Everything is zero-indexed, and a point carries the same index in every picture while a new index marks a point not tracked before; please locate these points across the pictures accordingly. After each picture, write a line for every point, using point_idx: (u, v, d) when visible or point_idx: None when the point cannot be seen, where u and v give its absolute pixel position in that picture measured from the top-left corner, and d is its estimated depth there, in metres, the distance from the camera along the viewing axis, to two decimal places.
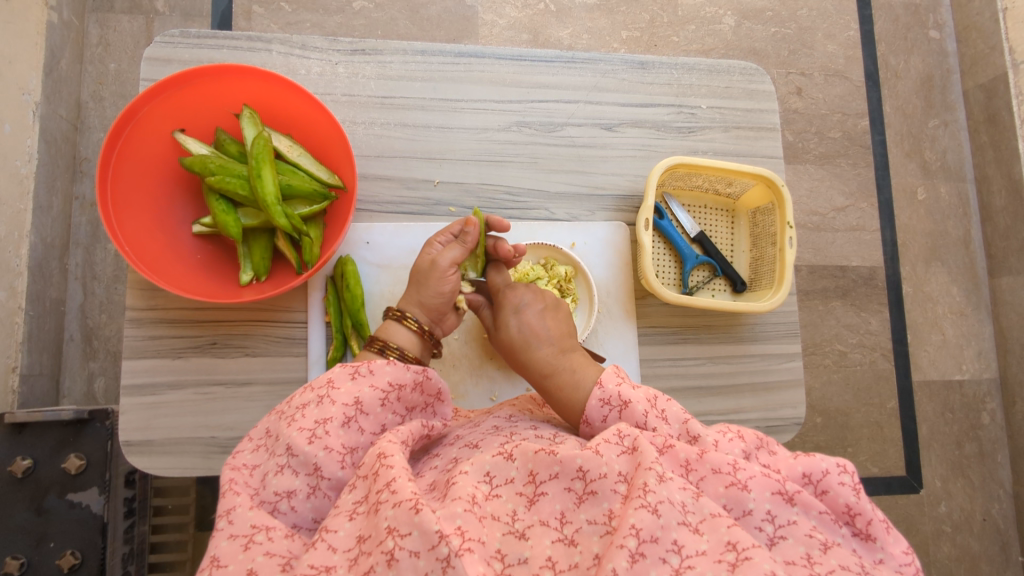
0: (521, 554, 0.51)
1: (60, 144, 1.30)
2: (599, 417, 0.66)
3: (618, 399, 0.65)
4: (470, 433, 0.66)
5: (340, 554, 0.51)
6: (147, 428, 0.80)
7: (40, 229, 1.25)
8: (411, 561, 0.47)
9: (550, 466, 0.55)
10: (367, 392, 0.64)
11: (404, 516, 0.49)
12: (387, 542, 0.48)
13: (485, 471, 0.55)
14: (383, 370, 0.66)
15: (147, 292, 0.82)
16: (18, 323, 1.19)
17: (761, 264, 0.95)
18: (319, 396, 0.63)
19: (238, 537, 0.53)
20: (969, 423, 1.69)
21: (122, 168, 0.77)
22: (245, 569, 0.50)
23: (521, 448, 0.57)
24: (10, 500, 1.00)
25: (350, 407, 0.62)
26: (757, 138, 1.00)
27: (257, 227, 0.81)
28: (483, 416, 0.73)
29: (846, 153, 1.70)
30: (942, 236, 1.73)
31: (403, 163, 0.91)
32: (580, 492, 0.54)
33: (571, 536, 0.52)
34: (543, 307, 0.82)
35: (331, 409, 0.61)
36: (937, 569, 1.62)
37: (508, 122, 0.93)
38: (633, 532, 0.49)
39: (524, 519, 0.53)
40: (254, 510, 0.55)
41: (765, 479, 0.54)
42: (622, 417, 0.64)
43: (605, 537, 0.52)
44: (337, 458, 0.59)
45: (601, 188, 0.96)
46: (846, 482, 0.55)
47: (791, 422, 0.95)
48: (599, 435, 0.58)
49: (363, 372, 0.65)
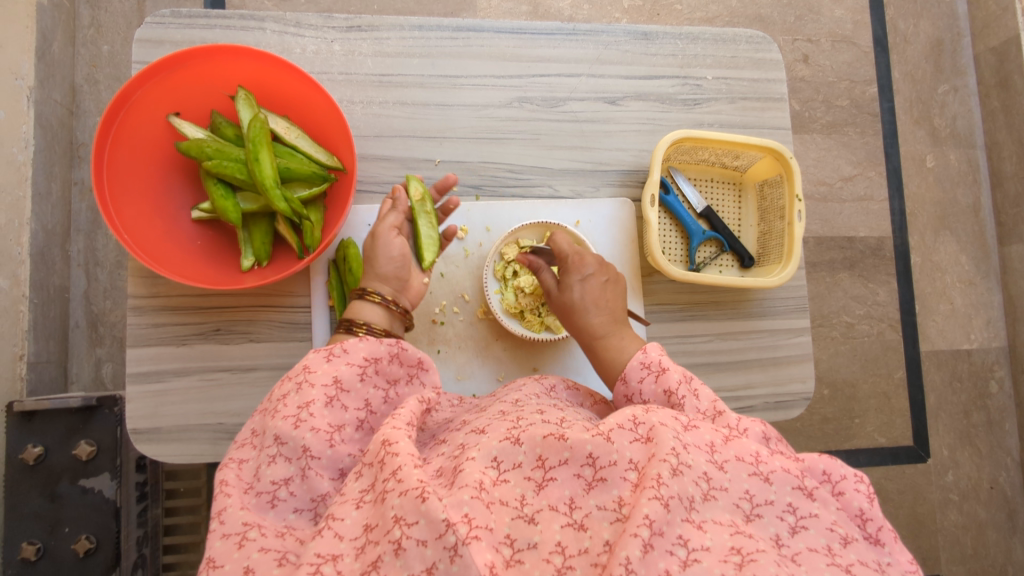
0: (530, 539, 0.50)
1: (56, 129, 1.29)
2: (637, 378, 0.68)
3: (657, 365, 0.67)
4: (475, 419, 0.65)
5: (347, 542, 0.50)
6: (154, 416, 0.80)
7: (40, 216, 1.24)
8: (419, 550, 0.47)
9: (560, 452, 0.55)
10: (344, 369, 0.63)
11: (411, 505, 0.49)
12: (394, 532, 0.48)
13: (491, 456, 0.55)
14: (356, 347, 0.64)
15: (149, 280, 0.81)
16: (23, 311, 1.19)
17: (769, 239, 0.94)
18: (296, 383, 0.61)
19: (231, 536, 0.52)
20: (977, 392, 1.68)
21: (117, 155, 0.75)
22: (242, 568, 0.50)
23: (529, 434, 0.56)
24: (23, 487, 1.01)
25: (330, 387, 0.61)
26: (764, 109, 0.98)
27: (257, 212, 0.80)
28: (489, 402, 0.70)
29: (854, 121, 1.67)
30: (951, 204, 1.70)
31: (403, 142, 0.89)
32: (589, 479, 0.54)
33: (580, 520, 0.52)
34: (605, 279, 0.80)
35: (311, 392, 0.60)
36: (944, 537, 1.63)
37: (509, 98, 0.91)
38: (645, 523, 0.48)
39: (532, 504, 0.53)
40: (245, 510, 0.55)
41: (786, 474, 0.53)
42: (658, 382, 0.66)
43: (615, 524, 0.51)
44: (326, 437, 0.58)
45: (605, 164, 0.94)
46: (861, 489, 0.54)
47: (800, 398, 0.94)
48: (609, 421, 0.57)
49: (336, 352, 0.64)
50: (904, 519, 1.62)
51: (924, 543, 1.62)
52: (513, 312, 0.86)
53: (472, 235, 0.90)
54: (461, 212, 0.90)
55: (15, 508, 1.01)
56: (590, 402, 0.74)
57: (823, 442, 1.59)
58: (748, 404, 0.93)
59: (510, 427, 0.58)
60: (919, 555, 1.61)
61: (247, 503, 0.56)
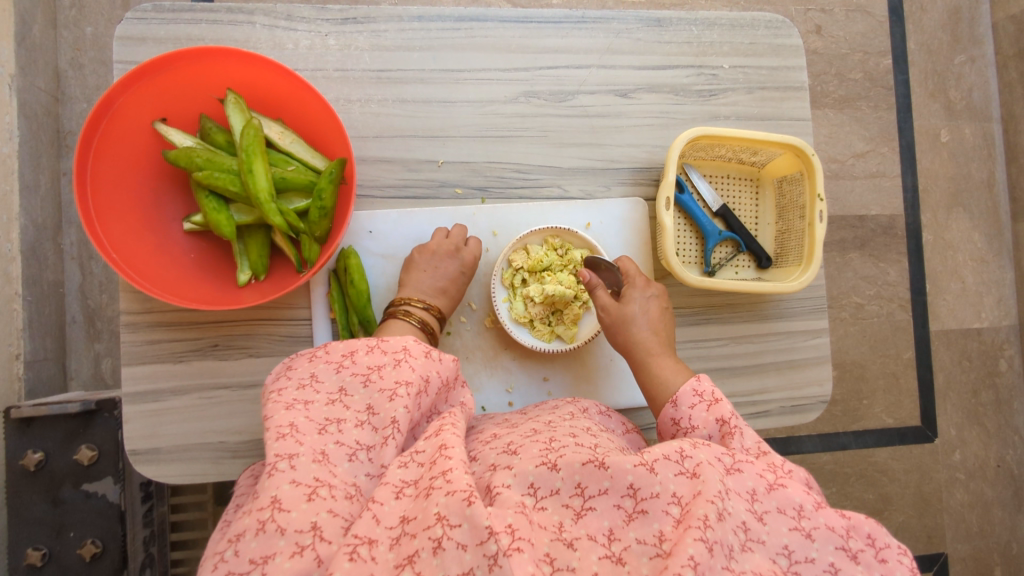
0: (569, 562, 0.48)
1: (40, 118, 1.23)
2: (688, 404, 0.67)
3: (710, 394, 0.67)
4: (507, 435, 0.63)
5: (382, 529, 0.50)
6: (153, 435, 0.77)
7: (29, 210, 1.20)
8: (458, 553, 0.46)
9: (600, 481, 0.52)
10: (435, 372, 0.64)
11: (456, 506, 0.47)
12: (435, 530, 0.47)
13: (528, 484, 0.52)
14: (447, 362, 0.65)
15: (142, 295, 0.78)
16: (17, 309, 1.15)
17: (788, 238, 0.90)
18: (395, 359, 0.62)
19: (302, 485, 0.51)
20: (987, 370, 1.66)
21: (101, 167, 0.71)
22: (311, 521, 0.49)
23: (567, 460, 0.54)
24: (26, 492, 0.99)
25: (423, 380, 0.62)
26: (783, 100, 0.93)
27: (252, 224, 0.76)
28: (522, 420, 0.70)
29: (867, 95, 1.60)
30: (965, 180, 1.65)
31: (404, 143, 0.84)
32: (629, 510, 0.52)
33: (618, 554, 0.50)
34: (666, 307, 0.82)
35: (409, 375, 0.61)
36: (950, 516, 1.62)
37: (515, 92, 0.86)
38: (690, 564, 0.46)
39: (570, 531, 0.50)
40: (316, 463, 0.53)
41: (829, 533, 0.52)
42: (710, 410, 0.65)
43: (655, 560, 0.49)
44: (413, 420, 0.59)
45: (617, 161, 0.89)
46: (905, 561, 0.52)
47: (817, 401, 0.91)
48: (655, 449, 0.54)
49: (433, 355, 0.65)
50: (911, 499, 1.61)
51: (929, 521, 1.61)
52: (523, 322, 0.83)
53: (478, 240, 0.86)
54: (467, 215, 0.86)
55: (20, 513, 1.00)
56: (624, 430, 0.72)
57: (830, 425, 1.58)
58: (763, 409, 0.91)
59: (545, 450, 0.56)
60: (925, 533, 1.61)
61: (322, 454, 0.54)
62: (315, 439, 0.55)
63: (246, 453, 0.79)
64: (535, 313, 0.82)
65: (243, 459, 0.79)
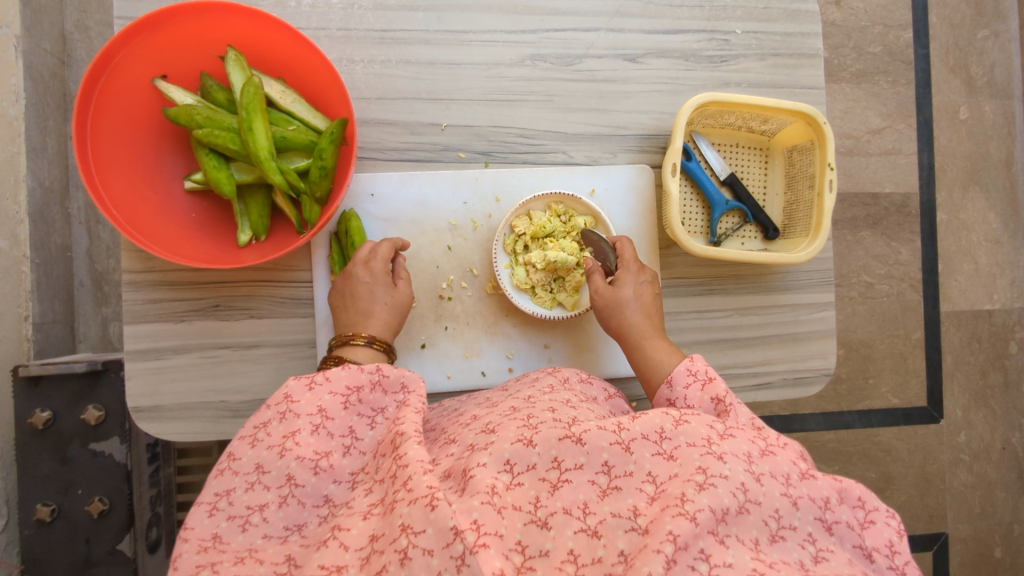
0: (542, 545, 0.48)
1: (46, 80, 1.22)
2: (683, 383, 0.68)
3: (704, 372, 0.68)
4: (485, 415, 0.64)
5: (352, 552, 0.50)
6: (155, 393, 0.78)
7: (36, 172, 1.19)
8: (425, 559, 0.46)
9: (576, 456, 0.53)
10: (328, 399, 0.63)
11: (420, 513, 0.47)
12: (400, 541, 0.47)
13: (504, 460, 0.53)
14: (339, 376, 0.64)
15: (143, 255, 0.78)
16: (25, 272, 1.16)
17: (797, 209, 0.88)
18: (280, 411, 0.61)
19: None
20: (996, 353, 1.64)
21: (101, 121, 0.71)
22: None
23: (543, 436, 0.54)
24: (35, 450, 1.01)
25: (314, 416, 0.61)
26: (797, 67, 0.90)
27: (253, 183, 0.75)
28: (502, 397, 0.70)
29: (886, 70, 1.56)
30: (983, 158, 1.61)
31: (407, 105, 0.83)
32: (604, 486, 0.52)
33: (594, 527, 0.49)
34: (657, 293, 0.81)
35: (297, 422, 0.61)
36: (952, 496, 1.62)
37: (521, 55, 0.85)
38: (669, 538, 0.46)
39: (547, 506, 0.51)
40: (200, 553, 0.55)
41: (811, 503, 0.52)
42: (705, 390, 0.66)
43: (632, 534, 0.49)
44: (308, 467, 0.59)
45: (623, 128, 0.88)
46: (892, 523, 0.53)
47: (820, 373, 0.91)
48: (632, 428, 0.55)
49: (319, 381, 0.64)
50: (913, 478, 1.61)
51: (931, 501, 1.61)
52: (524, 289, 0.82)
53: (481, 204, 0.85)
54: (470, 180, 0.85)
55: (29, 470, 1.01)
56: (604, 395, 0.73)
57: (835, 403, 1.57)
58: (766, 380, 0.90)
59: (521, 428, 0.56)
60: (926, 513, 1.61)
61: (205, 546, 0.55)
62: (204, 523, 0.57)
63: (247, 413, 0.80)
64: (530, 275, 0.82)
65: (243, 418, 0.80)
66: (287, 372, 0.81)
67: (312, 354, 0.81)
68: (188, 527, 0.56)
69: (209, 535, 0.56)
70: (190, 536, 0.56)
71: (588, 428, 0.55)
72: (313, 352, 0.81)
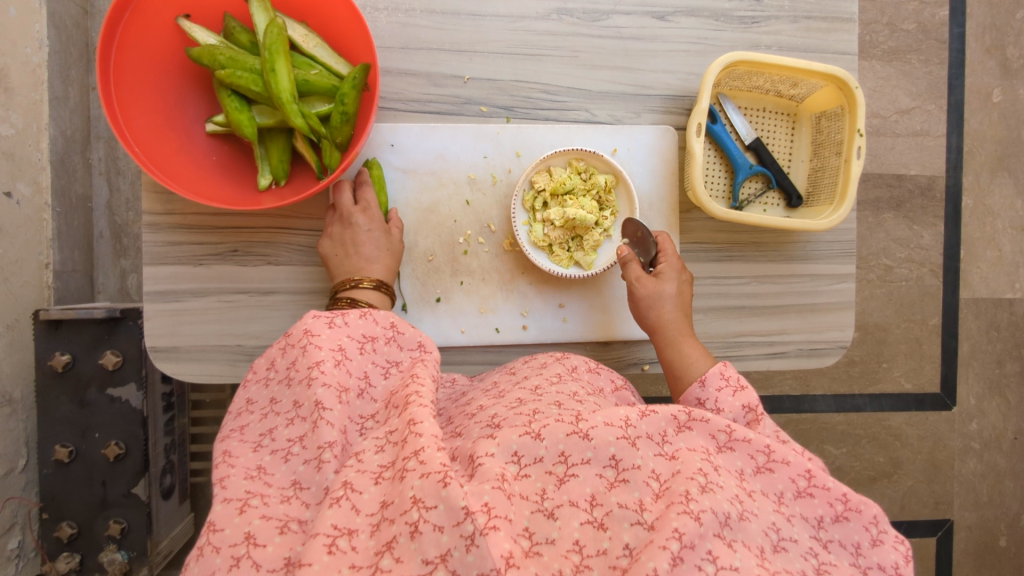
0: (548, 534, 0.49)
1: (70, 29, 1.21)
2: (716, 385, 0.67)
3: (737, 380, 0.67)
4: (493, 404, 0.64)
5: (363, 517, 0.50)
6: (173, 334, 0.79)
7: (58, 121, 1.18)
8: (435, 536, 0.46)
9: (583, 451, 0.53)
10: (346, 341, 0.65)
11: (431, 488, 0.47)
12: (411, 514, 0.47)
13: (511, 452, 0.53)
14: (356, 323, 0.67)
15: (164, 196, 0.78)
16: (46, 219, 1.16)
17: (822, 176, 0.87)
18: (302, 347, 0.63)
19: (232, 501, 0.53)
20: (1013, 342, 1.61)
21: (125, 58, 0.70)
22: (243, 532, 0.50)
23: (551, 429, 0.54)
24: (53, 392, 1.01)
25: (336, 352, 0.63)
26: (830, 31, 0.88)
27: (274, 127, 0.75)
28: (510, 386, 0.70)
29: (919, 48, 1.52)
30: (1014, 143, 1.57)
31: (430, 56, 0.82)
32: (611, 480, 0.53)
33: (600, 519, 0.50)
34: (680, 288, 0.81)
35: (319, 353, 0.62)
36: (959, 484, 1.61)
37: (548, 9, 0.83)
38: (675, 536, 0.46)
39: (553, 498, 0.51)
40: (247, 479, 0.56)
41: (806, 520, 0.54)
42: (736, 397, 0.66)
43: (637, 527, 0.49)
44: (335, 393, 0.60)
45: (648, 88, 0.86)
46: (899, 548, 0.54)
47: (836, 345, 0.90)
48: (640, 427, 0.55)
49: (337, 322, 0.66)
50: (921, 464, 1.60)
51: (939, 487, 1.60)
52: (541, 246, 0.82)
53: (501, 159, 0.84)
54: (491, 134, 0.84)
55: (49, 412, 1.02)
56: (612, 387, 0.74)
57: (846, 385, 1.56)
58: (781, 350, 0.89)
59: (528, 420, 0.56)
60: (932, 499, 1.60)
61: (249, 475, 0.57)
62: (248, 456, 0.59)
63: (262, 357, 0.81)
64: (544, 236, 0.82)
65: None
66: (302, 319, 0.82)
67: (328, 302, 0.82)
68: (233, 456, 0.59)
69: (253, 466, 0.58)
70: (237, 464, 0.58)
71: (595, 425, 0.54)
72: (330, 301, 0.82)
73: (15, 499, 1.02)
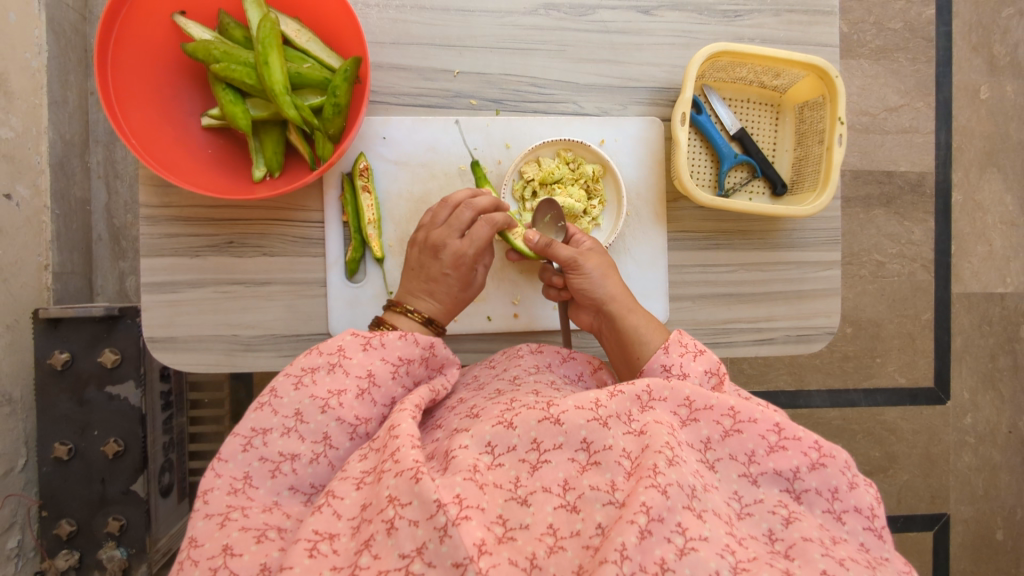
0: (522, 520, 0.50)
1: (69, 34, 1.23)
2: (678, 351, 0.69)
3: (695, 345, 0.70)
4: (471, 398, 0.67)
5: (343, 521, 0.52)
6: (170, 325, 0.81)
7: (57, 125, 1.20)
8: (411, 530, 0.47)
9: (554, 436, 0.54)
10: (378, 364, 0.65)
11: (405, 485, 0.49)
12: (387, 512, 0.48)
13: (485, 442, 0.55)
14: (395, 344, 0.67)
15: (161, 190, 0.80)
16: (45, 221, 1.17)
17: (805, 165, 0.89)
18: (332, 365, 0.64)
19: (214, 516, 0.55)
20: (1006, 336, 1.62)
21: (122, 53, 0.72)
22: (221, 545, 0.52)
23: (522, 418, 0.56)
24: (52, 391, 1.02)
25: (363, 379, 0.64)
26: (811, 24, 0.90)
27: (268, 119, 0.77)
28: (490, 378, 0.73)
29: (906, 46, 1.54)
30: (1002, 139, 1.59)
31: (420, 51, 0.84)
32: (583, 462, 0.54)
33: (573, 502, 0.51)
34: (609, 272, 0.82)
35: (344, 381, 0.63)
36: (955, 478, 1.62)
37: (535, 5, 0.85)
38: (643, 510, 0.47)
39: (526, 485, 0.52)
40: (231, 493, 0.57)
41: (776, 476, 0.55)
42: (698, 360, 0.69)
43: (608, 507, 0.50)
44: (347, 429, 0.61)
45: (635, 80, 0.88)
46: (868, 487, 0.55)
47: (823, 331, 0.91)
48: (609, 406, 0.57)
49: (374, 344, 0.66)
50: (917, 458, 1.60)
51: (935, 482, 1.61)
52: None
53: (491, 151, 0.86)
54: (481, 126, 0.86)
55: (48, 409, 1.03)
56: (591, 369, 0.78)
57: (841, 380, 1.57)
58: (769, 336, 0.91)
59: (502, 412, 0.58)
60: (929, 493, 1.61)
61: (235, 486, 0.58)
62: (238, 459, 0.59)
63: (258, 347, 0.82)
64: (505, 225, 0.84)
65: (254, 352, 0.82)
66: (297, 309, 0.83)
67: (322, 293, 0.84)
68: (224, 461, 0.58)
69: (240, 474, 0.58)
70: (224, 471, 0.58)
71: (566, 410, 0.56)
72: (324, 291, 0.84)
73: (15, 496, 1.03)
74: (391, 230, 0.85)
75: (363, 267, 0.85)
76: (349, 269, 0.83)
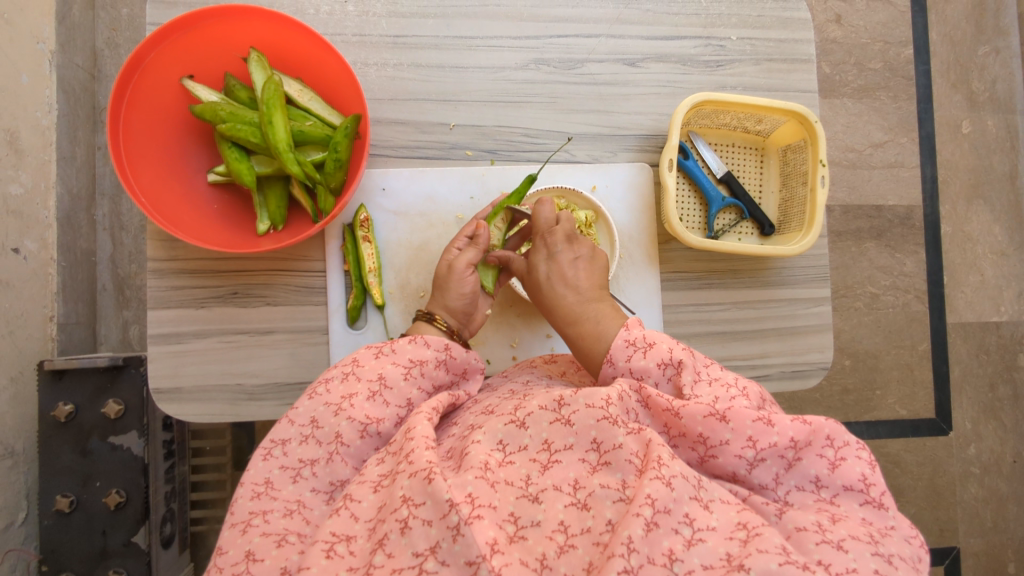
0: (534, 516, 0.52)
1: (78, 93, 1.27)
2: (625, 356, 0.68)
3: (642, 340, 0.67)
4: (486, 398, 0.69)
5: (361, 523, 0.53)
6: (175, 375, 0.82)
7: (65, 179, 1.23)
8: (425, 530, 0.49)
9: (565, 436, 0.56)
10: (390, 368, 0.66)
11: (419, 486, 0.50)
12: (401, 511, 0.50)
13: (497, 439, 0.57)
14: (404, 349, 0.68)
15: (168, 244, 0.82)
16: (52, 273, 1.19)
17: (791, 206, 0.92)
18: (346, 372, 0.66)
19: (237, 524, 0.56)
20: (1004, 365, 1.63)
21: (132, 117, 0.76)
22: (244, 551, 0.54)
23: (535, 417, 0.58)
24: (56, 442, 1.02)
25: (374, 381, 0.65)
26: (791, 71, 0.94)
27: (271, 175, 0.80)
28: (500, 382, 0.76)
29: (887, 85, 1.60)
30: (986, 171, 1.63)
31: (417, 105, 0.88)
32: (594, 462, 0.55)
33: (583, 500, 0.53)
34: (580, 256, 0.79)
35: (356, 385, 0.64)
36: (962, 510, 1.60)
37: (526, 60, 0.89)
38: (649, 501, 0.49)
39: (537, 483, 0.54)
40: (254, 500, 0.58)
41: None
42: (648, 357, 0.67)
43: (618, 503, 0.51)
44: (357, 427, 0.61)
45: (623, 128, 0.92)
46: (863, 456, 0.55)
47: (818, 367, 0.93)
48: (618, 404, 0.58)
49: (386, 352, 0.68)
50: (923, 490, 1.59)
51: (942, 515, 1.59)
52: None
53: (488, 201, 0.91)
54: (476, 176, 0.89)
55: (50, 461, 1.03)
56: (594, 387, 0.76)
57: (841, 413, 1.57)
58: (764, 372, 0.92)
59: (515, 408, 0.60)
60: (937, 526, 1.59)
61: (257, 492, 0.58)
62: (258, 467, 0.60)
63: (261, 396, 0.84)
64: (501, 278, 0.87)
65: (258, 401, 0.84)
66: (300, 357, 0.85)
67: (323, 340, 0.85)
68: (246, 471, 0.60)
69: (262, 480, 0.59)
70: (246, 481, 0.59)
71: (577, 409, 0.57)
72: (326, 338, 0.85)
73: (15, 551, 1.03)
74: (392, 279, 0.87)
75: (365, 314, 0.87)
76: (351, 316, 0.85)
